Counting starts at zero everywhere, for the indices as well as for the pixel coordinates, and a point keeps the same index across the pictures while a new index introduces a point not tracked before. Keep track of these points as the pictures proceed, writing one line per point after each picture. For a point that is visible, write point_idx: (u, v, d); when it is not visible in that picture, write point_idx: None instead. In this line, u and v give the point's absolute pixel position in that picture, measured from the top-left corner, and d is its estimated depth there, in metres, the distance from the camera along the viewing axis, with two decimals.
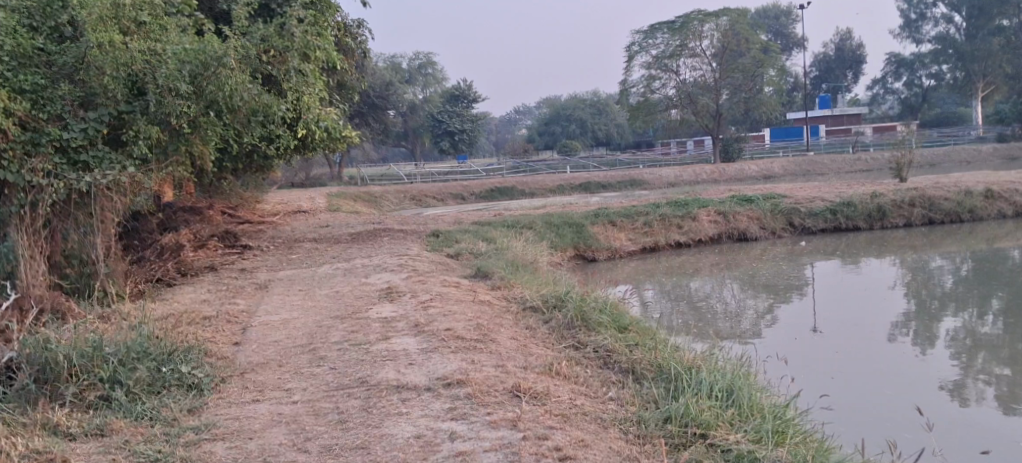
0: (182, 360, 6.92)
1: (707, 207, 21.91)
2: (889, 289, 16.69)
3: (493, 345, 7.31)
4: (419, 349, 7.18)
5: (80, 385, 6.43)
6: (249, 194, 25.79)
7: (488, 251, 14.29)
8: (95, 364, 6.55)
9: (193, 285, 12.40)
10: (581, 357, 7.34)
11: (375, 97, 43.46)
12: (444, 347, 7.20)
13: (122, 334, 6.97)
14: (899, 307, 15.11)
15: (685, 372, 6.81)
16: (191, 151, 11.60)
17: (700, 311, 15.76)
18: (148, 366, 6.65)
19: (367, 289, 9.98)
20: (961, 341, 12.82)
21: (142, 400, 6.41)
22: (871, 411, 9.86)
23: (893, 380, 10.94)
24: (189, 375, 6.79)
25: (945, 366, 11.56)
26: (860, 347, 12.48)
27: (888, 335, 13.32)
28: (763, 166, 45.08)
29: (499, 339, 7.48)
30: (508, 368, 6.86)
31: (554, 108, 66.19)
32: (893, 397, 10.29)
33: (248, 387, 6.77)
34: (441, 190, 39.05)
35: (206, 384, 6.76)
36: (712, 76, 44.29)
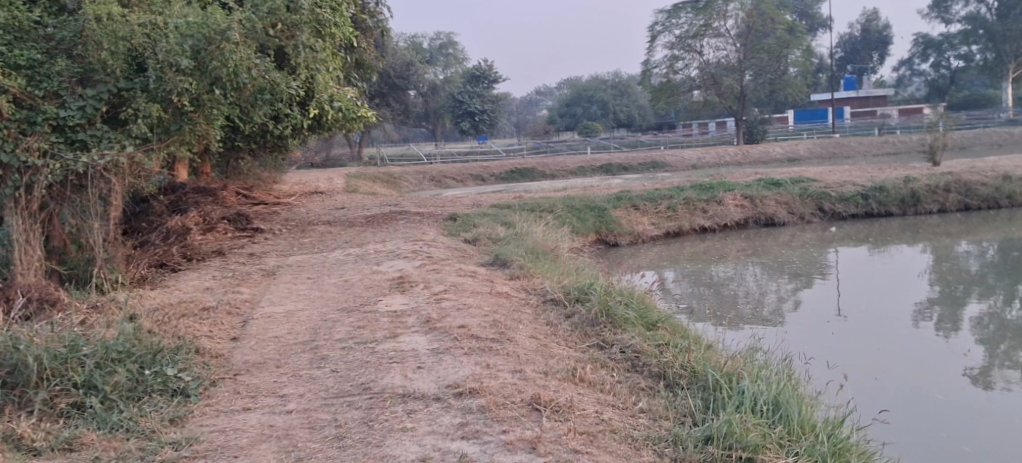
0: (169, 361, 6.36)
1: (733, 191, 21.18)
2: (916, 275, 16.04)
3: (510, 346, 6.73)
4: (429, 350, 6.60)
5: (50, 391, 5.90)
6: (265, 174, 25.33)
7: (507, 236, 13.69)
8: (68, 367, 6.01)
9: (199, 271, 11.89)
10: (607, 359, 6.75)
11: (395, 77, 42.89)
12: (456, 348, 6.61)
13: (103, 333, 6.44)
14: (923, 293, 14.56)
15: (725, 381, 6.23)
16: (195, 131, 11.05)
17: (724, 297, 15.15)
18: (129, 369, 6.10)
19: (377, 278, 9.41)
20: (986, 328, 12.32)
21: (119, 409, 5.89)
22: (896, 396, 9.32)
23: (922, 365, 10.31)
24: (174, 378, 6.24)
25: (969, 349, 11.03)
26: (883, 331, 11.86)
27: (912, 321, 12.68)
28: (789, 148, 44.13)
29: (517, 339, 6.88)
30: (527, 374, 6.27)
31: (575, 89, 65.35)
32: (916, 380, 9.78)
33: (240, 392, 6.23)
34: (460, 171, 38.51)
35: (192, 389, 6.22)
36: (737, 56, 43.34)
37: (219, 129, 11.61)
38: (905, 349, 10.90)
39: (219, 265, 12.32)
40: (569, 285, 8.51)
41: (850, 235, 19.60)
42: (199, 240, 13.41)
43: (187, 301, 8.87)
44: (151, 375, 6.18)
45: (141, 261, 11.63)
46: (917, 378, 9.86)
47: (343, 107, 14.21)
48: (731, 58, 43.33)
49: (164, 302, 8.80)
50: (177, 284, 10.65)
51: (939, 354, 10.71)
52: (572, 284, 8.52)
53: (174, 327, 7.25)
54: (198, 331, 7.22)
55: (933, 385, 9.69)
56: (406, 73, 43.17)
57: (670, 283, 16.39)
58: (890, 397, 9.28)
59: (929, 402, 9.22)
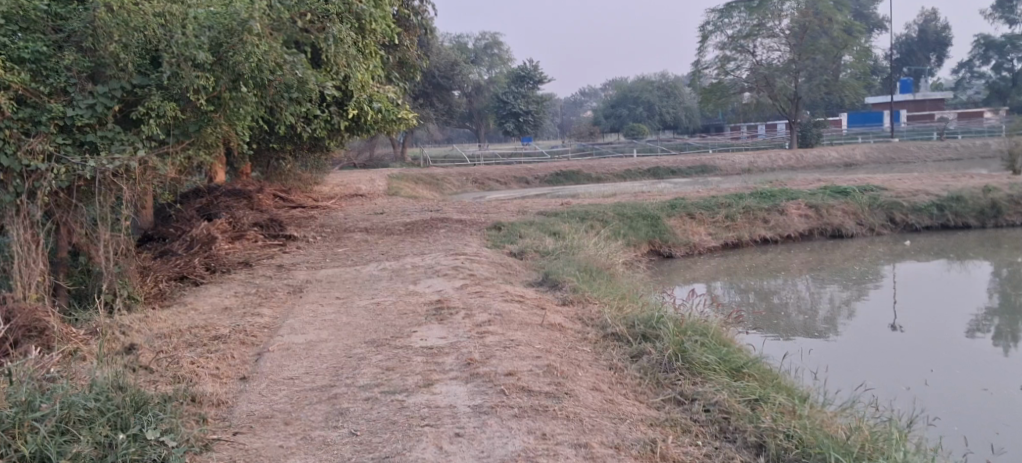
0: (150, 420, 5.30)
1: (796, 199, 19.87)
2: (979, 286, 14.82)
3: (569, 405, 5.60)
4: (471, 409, 5.51)
5: None
6: (304, 175, 24.45)
7: (556, 250, 12.59)
8: (18, 435, 4.98)
9: (221, 285, 10.91)
10: (690, 420, 5.65)
11: (439, 77, 41.96)
12: (504, 408, 5.51)
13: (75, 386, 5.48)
14: (982, 303, 13.41)
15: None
16: (216, 133, 10.05)
17: (779, 308, 13.95)
18: (92, 437, 5.04)
19: (414, 301, 8.35)
20: None
21: None
22: (965, 402, 8.22)
23: (988, 369, 9.21)
24: (153, 444, 5.15)
25: None
26: (942, 337, 10.74)
27: (967, 331, 11.58)
28: (845, 153, 42.40)
29: (578, 392, 5.77)
30: (593, 449, 5.12)
31: (622, 90, 63.96)
32: (979, 385, 8.72)
33: (237, 462, 5.15)
34: (504, 172, 37.52)
35: (175, 456, 5.10)
36: (791, 57, 41.51)
37: (247, 132, 10.66)
38: (967, 353, 9.79)
39: (244, 278, 11.36)
40: (632, 315, 7.38)
41: (924, 248, 18.17)
42: (223, 247, 12.49)
43: (199, 326, 7.89)
44: (124, 441, 5.10)
45: (158, 275, 10.70)
46: (984, 385, 8.71)
47: (384, 108, 13.33)
48: (784, 59, 41.70)
49: (172, 327, 7.82)
50: (193, 303, 9.68)
51: (1008, 361, 9.57)
52: (635, 314, 7.39)
53: (173, 368, 6.26)
54: (201, 371, 6.22)
55: (998, 389, 8.61)
56: (450, 72, 42.24)
57: (722, 296, 15.18)
58: (958, 402, 8.20)
59: (1001, 407, 8.13)
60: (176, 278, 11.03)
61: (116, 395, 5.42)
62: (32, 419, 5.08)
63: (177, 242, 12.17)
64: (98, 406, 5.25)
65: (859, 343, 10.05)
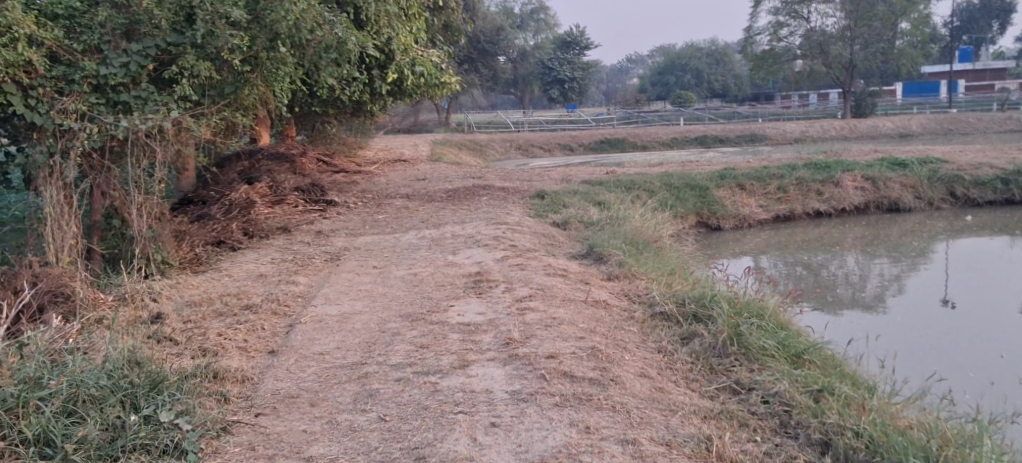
0: (164, 401, 5.02)
1: (852, 171, 19.18)
2: None
3: (615, 394, 5.23)
4: (508, 397, 5.16)
5: None
6: (347, 140, 24.23)
7: (601, 220, 12.15)
8: (23, 413, 4.74)
9: (259, 251, 10.67)
10: (749, 414, 5.23)
11: (485, 42, 41.44)
12: (544, 395, 5.15)
13: (89, 361, 5.26)
14: None
15: None
16: (252, 95, 9.72)
17: (827, 282, 13.52)
18: (99, 420, 4.78)
19: (453, 272, 8.01)
20: None
21: None
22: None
23: None
24: (167, 427, 4.86)
25: None
26: (999, 314, 10.25)
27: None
28: (900, 124, 41.17)
29: (624, 380, 5.39)
30: (641, 447, 4.73)
31: (670, 57, 62.82)
32: None
33: (256, 448, 4.85)
34: (548, 140, 37.04)
35: (189, 443, 4.82)
36: (846, 24, 40.08)
37: (284, 94, 10.39)
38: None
39: (282, 244, 11.08)
40: (682, 292, 6.99)
41: (987, 224, 17.40)
42: (262, 212, 12.24)
43: (233, 294, 7.64)
44: (136, 424, 4.82)
45: (195, 239, 10.46)
46: None
47: (426, 72, 13.04)
48: (839, 27, 40.19)
49: (205, 294, 7.58)
50: (228, 269, 9.43)
51: None
52: (684, 291, 7.02)
53: (201, 339, 6.04)
54: (228, 344, 5.99)
55: None
56: (496, 38, 41.69)
57: (767, 266, 14.75)
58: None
59: None
60: (213, 242, 10.80)
61: (130, 374, 5.15)
62: (37, 398, 4.82)
63: (215, 206, 11.98)
64: (109, 384, 5.00)
65: (912, 320, 9.59)
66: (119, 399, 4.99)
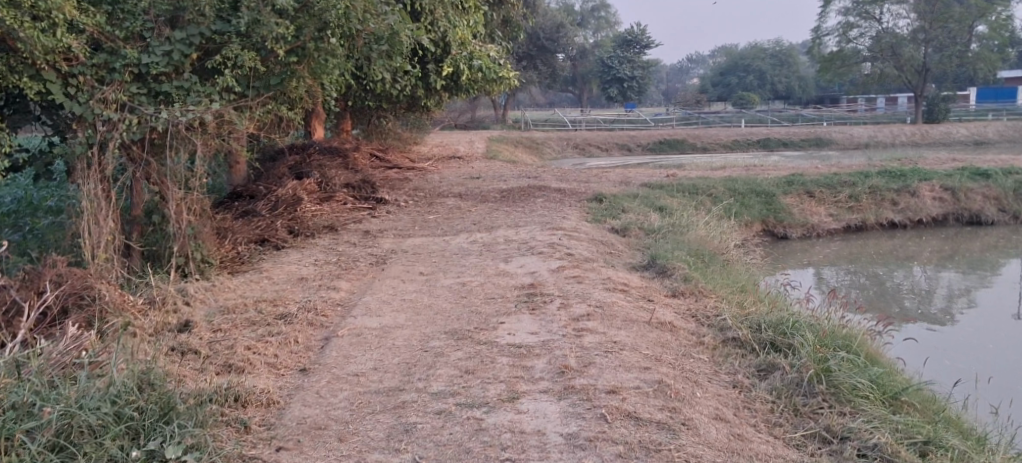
0: (171, 435, 4.62)
1: (930, 180, 18.41)
2: None
3: (687, 443, 4.60)
4: (563, 441, 4.58)
5: None
6: (401, 136, 23.86)
7: (662, 228, 11.50)
8: (12, 447, 4.35)
9: (303, 251, 10.20)
10: None
11: (545, 39, 40.87)
12: (604, 441, 4.56)
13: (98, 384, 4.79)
14: None
15: None
16: (298, 88, 9.26)
17: (891, 294, 13.12)
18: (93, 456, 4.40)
19: (505, 285, 7.45)
20: None
21: None
22: None
23: None
24: None
25: None
26: None
27: None
28: (975, 130, 39.61)
29: (697, 424, 4.77)
30: None
31: (733, 57, 61.49)
32: None
33: None
34: (605, 139, 36.31)
35: None
36: (920, 25, 38.50)
37: (334, 86, 9.96)
38: None
39: (327, 244, 10.64)
40: (755, 315, 6.41)
41: None
42: (310, 209, 11.82)
43: (270, 299, 7.19)
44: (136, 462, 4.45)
45: (238, 237, 10.06)
46: None
47: (483, 66, 12.53)
48: (912, 28, 38.64)
49: (242, 299, 7.14)
50: (269, 271, 9.01)
51: None
52: (759, 314, 6.44)
53: (228, 354, 5.67)
54: (256, 359, 5.62)
55: None
56: (556, 35, 41.06)
57: (830, 278, 14.09)
58: None
59: None
60: (257, 241, 10.39)
61: (142, 399, 4.76)
62: (23, 431, 4.41)
63: (262, 201, 11.62)
64: (114, 412, 4.60)
65: (993, 341, 8.95)
66: (124, 429, 4.60)
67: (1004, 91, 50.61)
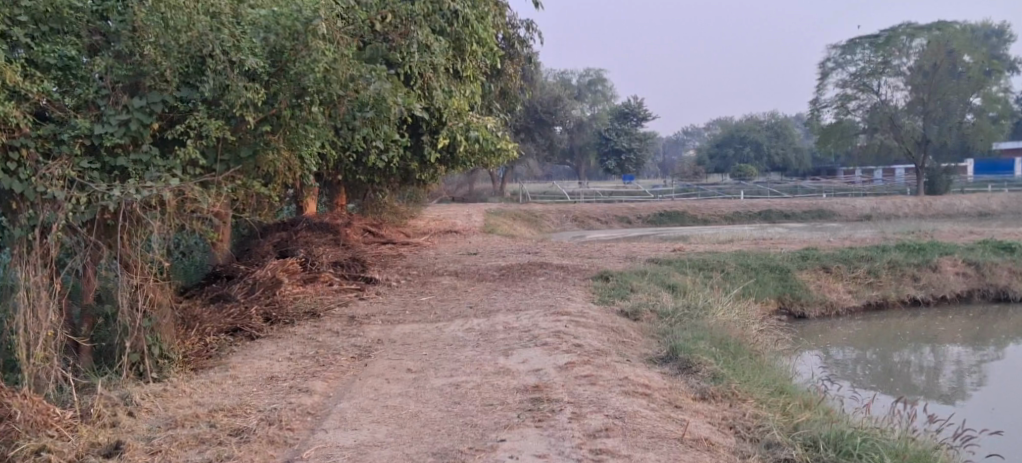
0: None
1: (951, 254, 17.50)
2: None
3: None
4: None
5: None
6: (395, 211, 22.98)
7: (677, 310, 10.51)
8: None
9: (282, 341, 9.14)
10: None
11: (542, 112, 40.33)
12: None
13: None
14: None
15: None
16: (275, 162, 8.33)
17: (893, 373, 12.42)
18: None
19: (505, 386, 6.40)
20: None
21: None
22: None
23: None
24: None
25: None
26: None
27: None
28: (978, 202, 38.94)
29: None
30: None
31: (730, 129, 61.23)
32: None
33: None
34: (605, 211, 35.44)
35: None
36: (918, 97, 37.97)
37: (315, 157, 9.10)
38: None
39: (307, 332, 9.57)
40: (804, 428, 5.53)
41: None
42: (291, 292, 10.78)
43: (230, 408, 6.16)
44: None
45: (206, 326, 9.01)
46: None
47: (481, 138, 11.70)
48: (908, 101, 38.17)
49: (197, 409, 6.10)
50: (238, 367, 7.96)
51: None
52: (810, 427, 5.55)
53: None
54: None
55: None
56: (553, 107, 40.51)
57: (837, 356, 13.17)
58: None
59: None
60: (228, 330, 9.33)
61: None
62: None
63: (238, 284, 10.53)
64: None
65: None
66: None
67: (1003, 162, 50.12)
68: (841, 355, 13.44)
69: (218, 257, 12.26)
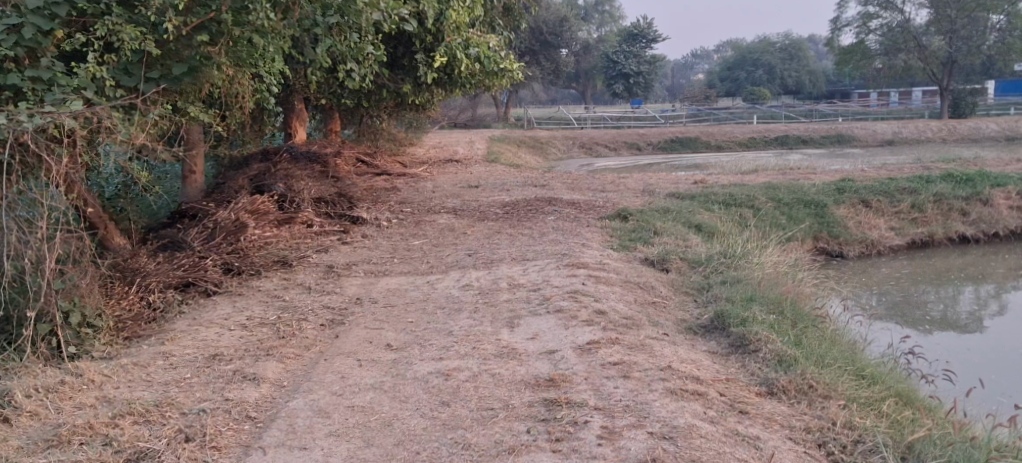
0: None
1: (1004, 186, 15.99)
2: None
3: None
4: None
5: None
6: (391, 138, 21.27)
7: (712, 258, 8.96)
8: None
9: (241, 299, 7.55)
10: None
11: (548, 33, 38.12)
12: None
13: None
14: None
15: None
16: (217, 82, 6.58)
17: (906, 307, 11.47)
18: None
19: (511, 379, 4.87)
20: None
21: None
22: None
23: None
24: None
25: None
26: None
27: None
28: (1005, 124, 37.09)
29: None
30: None
31: (742, 50, 58.83)
32: None
33: None
34: (613, 138, 33.65)
35: None
36: (943, 14, 35.53)
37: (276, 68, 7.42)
38: None
39: (274, 287, 7.94)
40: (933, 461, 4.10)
41: None
42: (259, 236, 9.12)
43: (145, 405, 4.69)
44: None
45: (149, 282, 7.41)
46: None
47: (482, 56, 10.05)
48: (931, 18, 35.85)
49: (100, 411, 4.63)
50: (180, 336, 6.33)
51: None
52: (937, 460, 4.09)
53: None
54: None
55: None
56: (559, 29, 38.32)
57: (855, 293, 12.01)
58: None
59: None
60: (177, 285, 7.66)
61: None
62: None
63: (195, 228, 8.84)
64: None
65: None
66: None
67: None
68: (868, 294, 12.15)
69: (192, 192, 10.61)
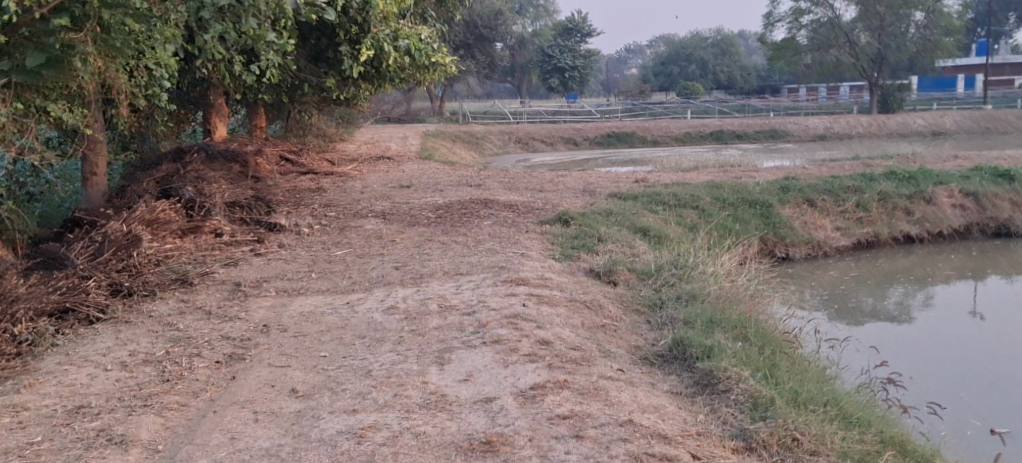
0: None
1: (947, 183, 15.54)
2: None
3: None
4: None
5: None
6: (318, 136, 20.11)
7: (660, 269, 8.17)
8: None
9: (128, 328, 6.51)
10: None
11: (482, 26, 37.16)
12: None
13: None
14: None
15: None
16: (80, 75, 5.70)
17: (849, 307, 11.03)
18: None
19: (438, 442, 4.10)
20: None
21: None
22: None
23: None
24: None
25: None
26: None
27: None
28: (932, 119, 37.30)
29: None
30: None
31: (674, 44, 58.65)
32: None
33: None
34: (550, 132, 32.93)
35: None
36: (872, 11, 35.36)
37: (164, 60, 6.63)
38: None
39: (167, 313, 6.85)
40: None
41: None
42: (156, 250, 8.04)
43: None
44: None
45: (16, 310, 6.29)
46: None
47: (413, 48, 9.21)
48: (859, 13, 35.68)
49: None
50: (42, 380, 5.24)
51: None
52: None
53: None
54: None
55: None
56: (494, 22, 37.40)
57: (800, 294, 11.44)
58: None
59: None
60: (53, 313, 6.56)
61: None
62: None
63: (81, 242, 7.75)
64: None
65: (999, 381, 7.11)
66: None
67: (946, 79, 48.36)
68: (816, 296, 11.60)
69: (90, 196, 9.43)
